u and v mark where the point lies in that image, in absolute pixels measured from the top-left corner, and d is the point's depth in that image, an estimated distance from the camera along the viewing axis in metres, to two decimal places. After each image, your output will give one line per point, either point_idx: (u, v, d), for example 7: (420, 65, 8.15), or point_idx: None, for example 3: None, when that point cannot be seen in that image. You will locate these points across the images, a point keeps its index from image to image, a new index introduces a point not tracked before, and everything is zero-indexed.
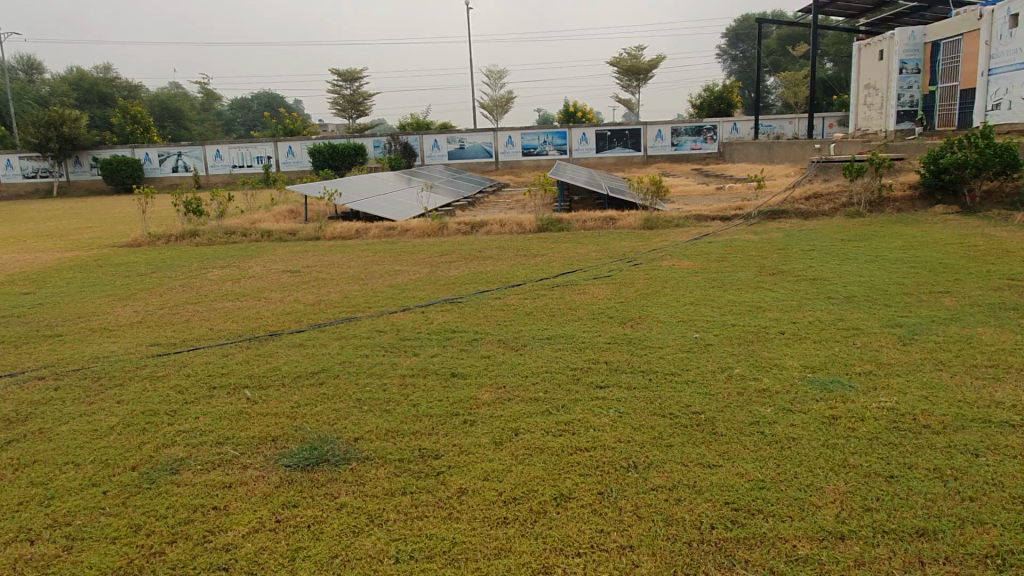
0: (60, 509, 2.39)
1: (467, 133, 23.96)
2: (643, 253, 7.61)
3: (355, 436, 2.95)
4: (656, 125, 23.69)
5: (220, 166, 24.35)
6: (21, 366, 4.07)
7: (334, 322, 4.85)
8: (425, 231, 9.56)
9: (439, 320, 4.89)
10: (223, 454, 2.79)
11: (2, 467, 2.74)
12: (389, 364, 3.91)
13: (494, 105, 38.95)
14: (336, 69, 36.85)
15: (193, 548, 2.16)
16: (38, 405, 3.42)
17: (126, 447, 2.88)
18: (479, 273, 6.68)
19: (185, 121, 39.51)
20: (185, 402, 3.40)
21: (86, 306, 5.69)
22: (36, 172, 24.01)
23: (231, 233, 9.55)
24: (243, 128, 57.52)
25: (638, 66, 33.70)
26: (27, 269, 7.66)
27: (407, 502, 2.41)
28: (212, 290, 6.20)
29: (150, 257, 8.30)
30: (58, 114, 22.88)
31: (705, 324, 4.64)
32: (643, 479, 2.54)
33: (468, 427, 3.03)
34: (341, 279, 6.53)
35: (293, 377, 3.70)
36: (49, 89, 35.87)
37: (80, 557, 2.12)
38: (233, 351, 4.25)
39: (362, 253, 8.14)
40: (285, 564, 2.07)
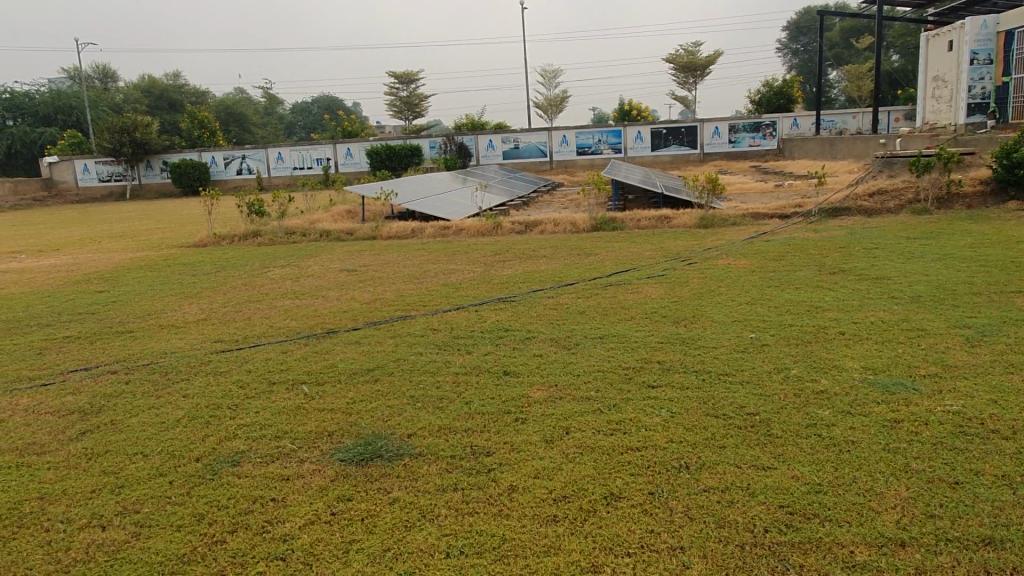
0: (130, 497, 2.51)
1: (521, 133, 24.00)
2: (698, 251, 7.49)
3: (408, 433, 3.00)
4: (713, 122, 23.30)
5: (281, 167, 25.01)
6: (95, 361, 4.28)
7: (389, 321, 4.94)
8: (480, 230, 9.63)
9: (492, 318, 4.92)
10: (282, 447, 2.88)
11: (77, 456, 2.89)
12: (442, 362, 3.95)
13: (549, 104, 38.97)
14: (393, 72, 37.52)
15: (252, 538, 2.24)
16: (110, 398, 3.59)
17: (191, 439, 3.00)
18: (531, 272, 6.68)
19: (249, 125, 40.79)
20: (245, 397, 3.51)
21: (155, 304, 5.93)
22: (111, 176, 25.11)
23: (291, 234, 9.80)
24: (304, 131, 59.06)
25: (695, 62, 33.22)
26: (101, 269, 8.01)
27: (459, 498, 2.44)
28: (272, 289, 6.36)
29: (215, 257, 8.58)
30: (130, 119, 23.86)
31: (761, 324, 4.55)
32: (695, 480, 2.51)
33: (518, 425, 3.05)
34: (396, 278, 6.63)
35: (349, 374, 3.78)
36: (124, 97, 37.54)
37: (147, 543, 2.22)
38: (293, 347, 4.37)
39: (416, 252, 8.24)
40: (340, 556, 2.12)
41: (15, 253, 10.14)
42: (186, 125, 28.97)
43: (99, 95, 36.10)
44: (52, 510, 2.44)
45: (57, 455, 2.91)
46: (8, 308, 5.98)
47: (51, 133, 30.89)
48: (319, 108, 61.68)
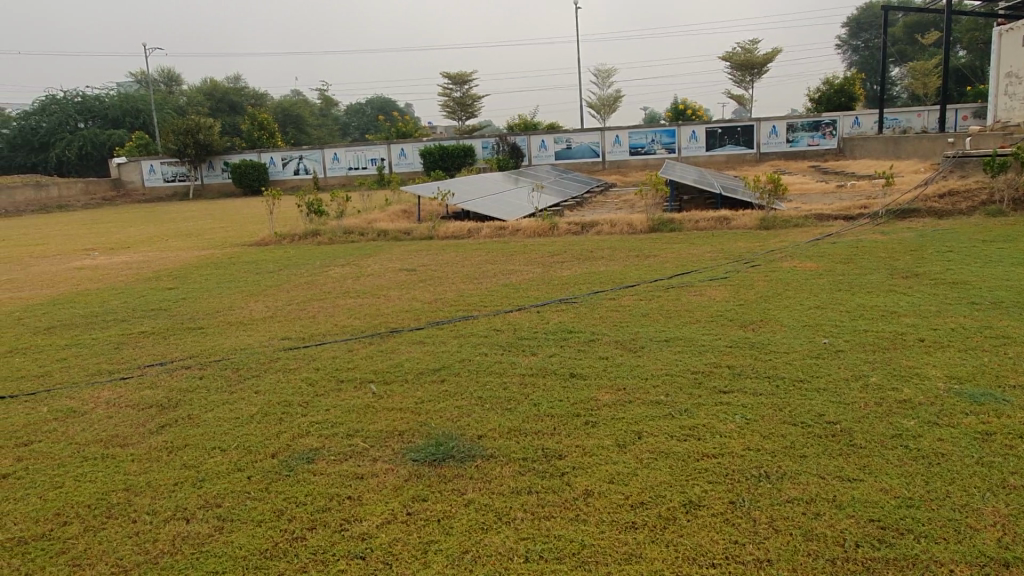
0: (211, 491, 2.56)
1: (575, 133, 23.87)
2: (762, 253, 7.33)
3: (479, 434, 2.98)
4: (770, 121, 22.81)
5: (337, 167, 25.42)
6: (171, 356, 4.41)
7: (450, 320, 4.94)
8: (537, 231, 9.61)
9: (555, 320, 4.89)
10: (353, 446, 2.90)
11: (159, 449, 2.97)
12: (508, 363, 3.93)
13: (601, 104, 38.79)
14: (447, 72, 37.85)
15: (331, 535, 2.25)
16: (186, 392, 3.68)
17: (265, 435, 3.05)
18: (591, 273, 6.63)
19: (306, 126, 41.71)
20: (315, 395, 3.55)
21: (222, 301, 6.07)
22: (175, 176, 25.96)
23: (350, 233, 9.93)
24: (358, 132, 60.19)
25: (753, 60, 32.59)
26: (169, 267, 8.24)
27: (534, 501, 2.42)
28: (334, 288, 6.46)
29: (278, 255, 8.73)
30: (194, 122, 24.52)
31: (833, 328, 4.42)
32: (777, 490, 2.43)
33: (589, 428, 3.01)
34: (456, 278, 6.66)
35: (415, 373, 3.80)
36: (188, 99, 38.89)
37: (230, 538, 2.25)
38: (358, 345, 4.42)
39: (473, 252, 8.27)
40: (419, 556, 2.12)
41: (89, 249, 10.57)
42: (246, 127, 29.73)
43: (165, 98, 37.48)
44: (138, 502, 2.51)
45: (140, 447, 2.99)
46: (86, 303, 6.23)
47: (120, 135, 32.13)
48: (373, 108, 62.68)
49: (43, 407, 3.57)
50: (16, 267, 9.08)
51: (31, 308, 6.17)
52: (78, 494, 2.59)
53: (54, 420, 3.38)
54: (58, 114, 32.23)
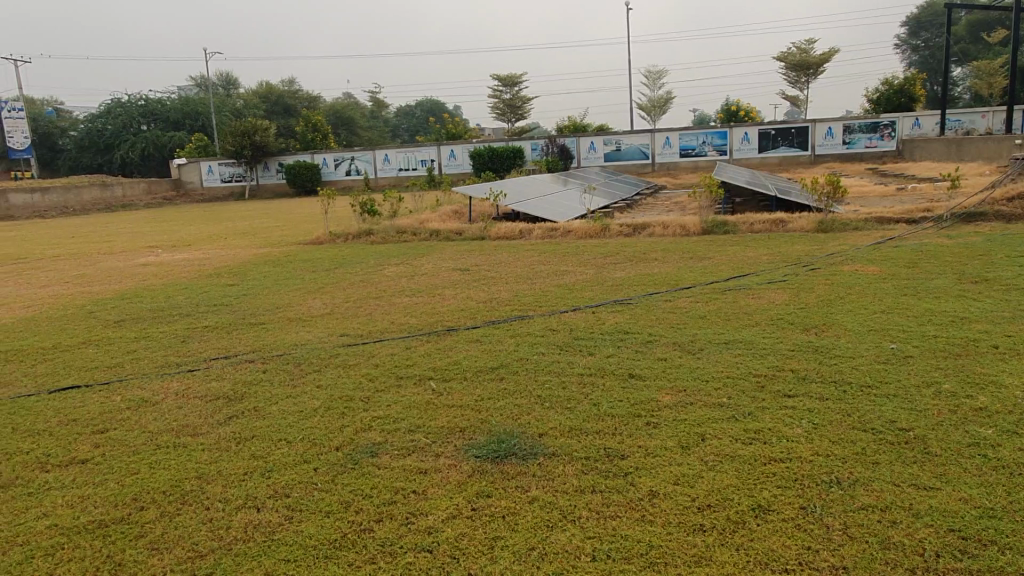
0: (280, 481, 2.61)
1: (624, 134, 23.71)
2: (821, 256, 7.15)
3: (540, 432, 2.98)
4: (826, 123, 22.28)
5: (388, 169, 25.76)
6: (235, 349, 4.52)
7: (506, 320, 4.96)
8: (588, 232, 9.55)
9: (611, 321, 4.85)
10: (416, 441, 2.93)
11: (227, 439, 3.04)
12: (566, 363, 3.92)
13: (652, 105, 38.46)
14: (497, 74, 38.01)
15: (398, 528, 2.28)
16: (251, 385, 3.78)
17: (329, 428, 3.10)
18: (646, 275, 6.57)
19: (357, 128, 42.37)
20: (376, 391, 3.60)
21: (281, 298, 6.21)
22: (232, 177, 26.66)
23: (402, 233, 10.05)
24: (408, 134, 60.96)
25: (808, 60, 31.88)
26: (229, 264, 8.47)
27: (599, 501, 2.40)
28: (389, 286, 6.54)
29: (333, 254, 8.89)
30: (251, 124, 25.18)
31: (901, 334, 4.28)
32: (849, 496, 2.37)
33: (651, 429, 2.98)
34: (509, 278, 6.66)
35: (474, 371, 3.82)
36: (245, 102, 39.92)
37: (299, 527, 2.30)
38: (416, 343, 4.46)
39: (526, 253, 8.27)
40: (486, 552, 2.13)
41: (153, 247, 10.92)
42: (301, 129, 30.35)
43: (223, 101, 38.55)
44: (210, 490, 2.58)
45: (209, 437, 3.07)
46: (152, 298, 6.44)
47: (181, 137, 33.14)
48: (423, 111, 63.35)
49: (116, 397, 3.70)
50: (86, 262, 9.45)
51: (101, 302, 6.41)
52: (154, 480, 2.67)
53: (128, 409, 3.50)
54: (122, 117, 33.52)
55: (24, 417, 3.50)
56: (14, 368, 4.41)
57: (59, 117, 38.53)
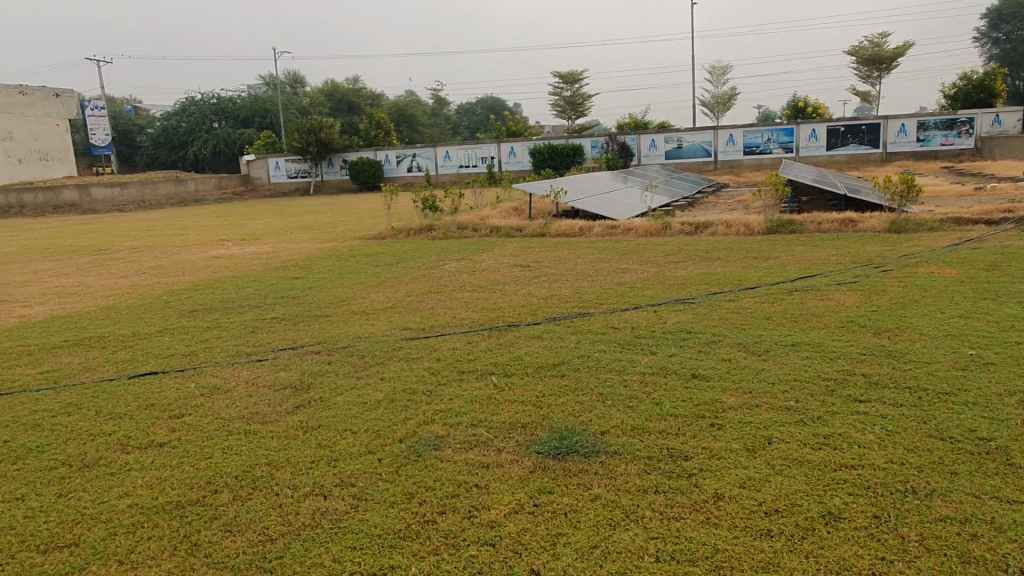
0: (345, 470, 2.67)
1: (686, 131, 23.33)
2: (894, 258, 6.90)
3: (602, 430, 2.96)
4: (899, 119, 21.46)
5: (448, 166, 25.99)
6: (301, 340, 4.65)
7: (567, 317, 4.95)
8: (649, 231, 9.45)
9: (673, 320, 4.79)
10: (478, 435, 2.95)
11: (295, 427, 3.13)
12: (628, 361, 3.89)
13: (715, 102, 37.77)
14: (558, 71, 37.95)
15: (460, 521, 2.30)
16: (317, 375, 3.87)
17: (393, 420, 3.15)
18: (708, 274, 6.45)
19: (418, 125, 42.89)
20: (439, 384, 3.64)
21: (346, 291, 6.34)
22: (298, 173, 27.35)
23: (463, 229, 10.13)
24: (468, 131, 61.45)
25: (881, 55, 30.77)
26: (295, 257, 8.69)
27: (662, 501, 2.37)
28: (450, 282, 6.60)
29: (395, 249, 9.02)
30: (316, 121, 25.91)
31: (981, 339, 4.09)
32: (926, 507, 2.28)
33: (715, 431, 2.93)
34: (570, 275, 6.65)
35: (535, 368, 3.82)
36: (311, 100, 40.89)
37: (365, 516, 2.34)
38: (478, 338, 4.50)
39: (586, 251, 8.23)
40: (548, 548, 2.13)
41: (224, 240, 11.30)
42: (364, 126, 30.90)
43: (290, 99, 39.59)
44: (279, 476, 2.65)
45: (277, 425, 3.17)
46: (223, 289, 6.66)
47: (250, 134, 34.15)
48: (483, 108, 63.72)
49: (191, 383, 3.85)
50: (162, 254, 9.85)
51: (176, 292, 6.67)
52: (226, 465, 2.77)
53: (202, 396, 3.64)
54: (196, 116, 34.94)
55: (106, 400, 3.68)
56: (97, 354, 4.64)
57: (137, 115, 40.26)
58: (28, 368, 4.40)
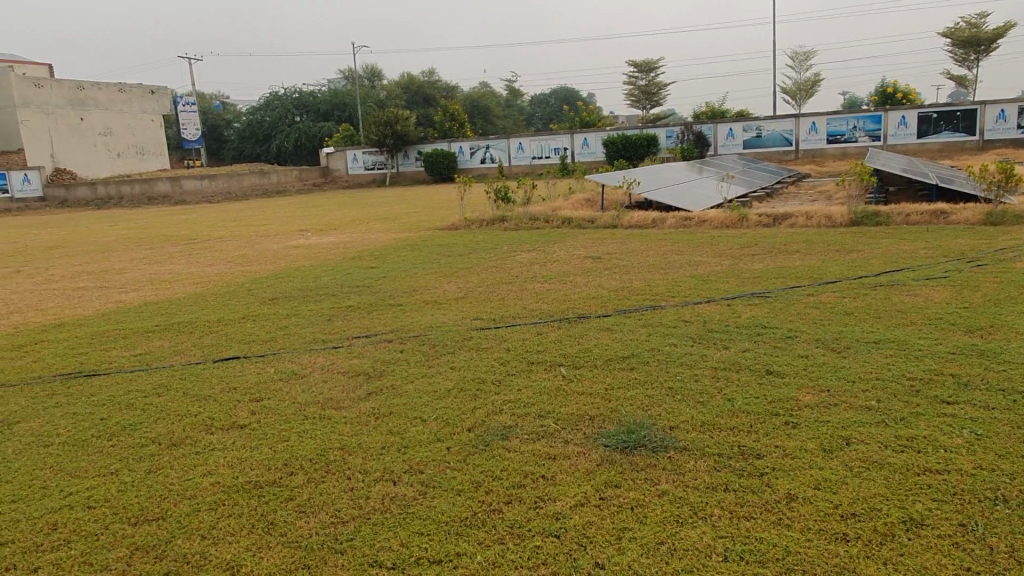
0: (415, 457, 2.72)
1: (766, 120, 22.62)
2: (989, 252, 6.50)
3: (671, 424, 2.92)
4: (998, 104, 20.18)
5: (522, 157, 26.03)
6: (374, 328, 4.76)
7: (637, 309, 4.89)
8: (725, 222, 9.22)
9: (748, 314, 4.67)
10: (546, 426, 2.96)
11: (367, 414, 3.21)
12: (699, 355, 3.82)
13: (798, 89, 36.47)
14: (633, 60, 37.47)
15: (526, 511, 2.31)
16: (389, 363, 3.97)
17: (462, 409, 3.19)
18: (787, 268, 6.24)
19: (492, 117, 43.11)
20: (507, 374, 3.67)
21: (419, 281, 6.45)
22: (375, 165, 27.94)
23: (535, 220, 10.13)
24: (542, 122, 61.39)
25: (979, 36, 28.99)
26: (371, 247, 8.90)
27: (732, 499, 2.32)
28: (521, 272, 6.62)
29: (467, 240, 9.11)
30: (393, 114, 26.40)
31: None
32: (1019, 517, 2.14)
33: (790, 429, 2.84)
34: (643, 267, 6.56)
35: (604, 360, 3.79)
36: (388, 93, 41.68)
37: (432, 503, 2.38)
38: (547, 329, 4.50)
39: (659, 242, 8.10)
40: (613, 542, 2.12)
41: (304, 230, 11.66)
42: (439, 118, 31.29)
43: (368, 93, 40.47)
44: (352, 461, 2.73)
45: (351, 411, 3.26)
46: (301, 278, 6.88)
47: (329, 127, 35.12)
48: (557, 99, 63.51)
49: (271, 368, 4.01)
50: (246, 244, 10.26)
51: (259, 280, 6.93)
52: (302, 448, 2.87)
53: (280, 380, 3.79)
54: (279, 110, 36.19)
55: (194, 382, 3.87)
56: (186, 338, 4.88)
57: (225, 110, 42.06)
58: (123, 351, 4.67)
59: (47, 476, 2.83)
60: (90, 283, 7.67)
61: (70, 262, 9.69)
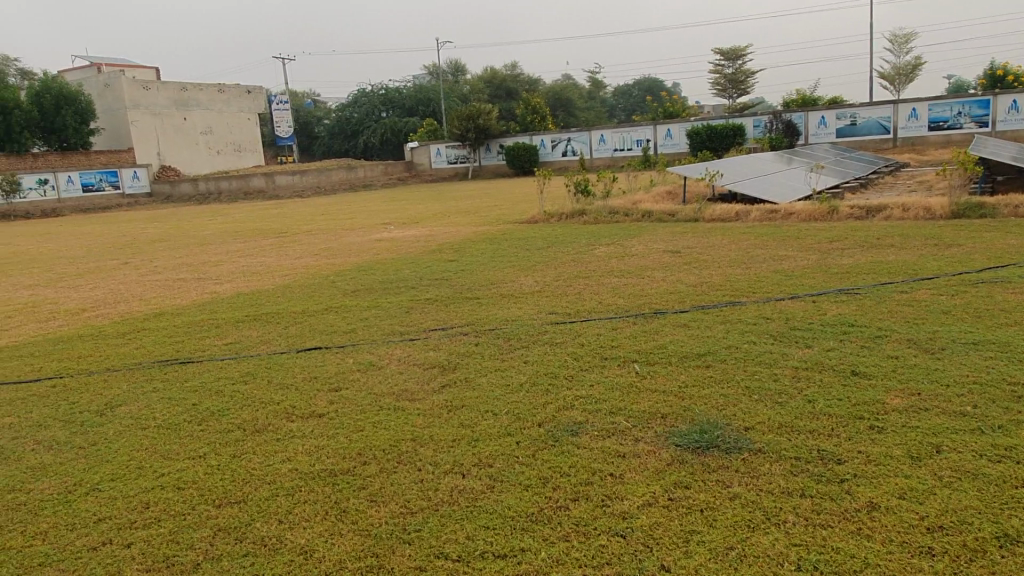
0: (485, 451, 2.75)
1: (861, 107, 21.56)
2: None
3: (746, 425, 2.84)
4: None
5: (603, 149, 25.79)
6: (450, 321, 4.83)
7: (716, 305, 4.77)
8: (813, 215, 8.86)
9: (834, 311, 4.47)
10: (617, 424, 2.92)
11: (441, 406, 3.26)
12: (780, 354, 3.68)
13: (897, 74, 34.61)
14: (720, 48, 36.55)
15: (593, 509, 2.29)
16: (463, 356, 4.01)
17: (533, 404, 3.20)
18: (878, 263, 5.93)
19: (575, 109, 42.89)
20: (580, 369, 3.65)
21: (496, 274, 6.48)
22: (458, 159, 28.26)
23: (615, 213, 10.02)
24: (625, 113, 60.66)
25: None
26: (450, 241, 9.01)
27: (809, 506, 2.23)
28: (599, 267, 6.56)
29: (545, 234, 9.10)
30: (475, 108, 26.66)
31: None
32: None
33: (875, 435, 2.70)
34: (724, 262, 6.38)
35: (679, 357, 3.71)
36: (471, 88, 42.12)
37: (500, 497, 2.40)
38: (623, 324, 4.45)
39: (743, 236, 7.86)
40: (680, 545, 2.08)
41: (388, 224, 11.94)
42: (521, 112, 31.37)
43: (452, 88, 41.02)
44: (423, 452, 2.78)
45: (424, 403, 3.32)
46: (382, 271, 7.04)
47: (414, 122, 35.77)
48: (641, 90, 62.59)
49: (351, 359, 4.13)
50: (333, 237, 10.58)
51: (343, 273, 7.14)
52: (376, 439, 2.94)
53: (358, 371, 3.89)
54: (367, 107, 37.27)
55: (279, 371, 4.04)
56: (272, 328, 5.08)
57: (315, 108, 43.53)
58: (216, 339, 4.91)
59: (143, 457, 3.01)
60: (189, 275, 8.09)
61: (172, 255, 10.27)
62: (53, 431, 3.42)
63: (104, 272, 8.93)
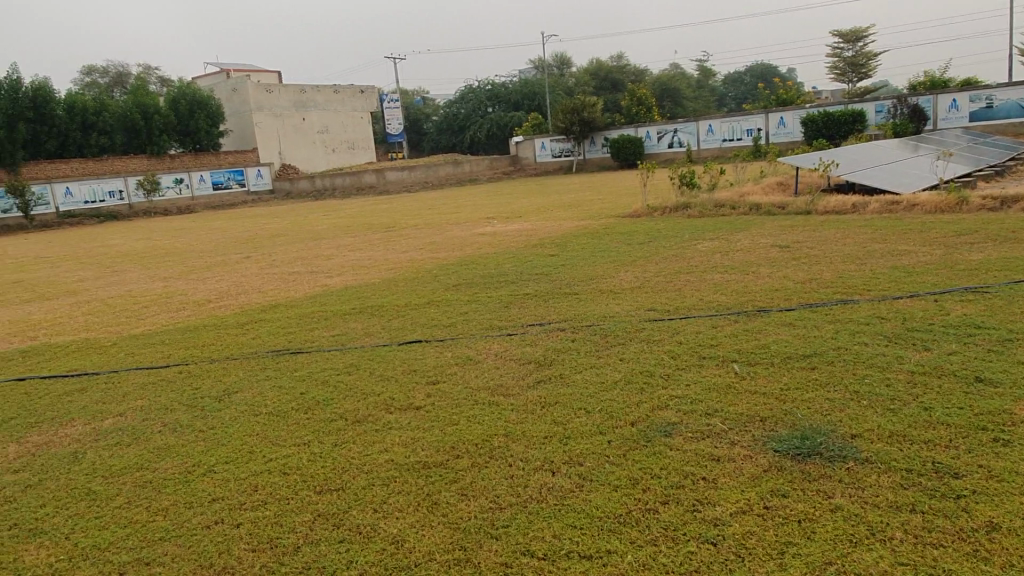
0: (575, 449, 2.74)
1: (998, 88, 19.83)
2: None
3: (853, 432, 2.68)
4: None
5: (711, 139, 25.04)
6: (548, 317, 4.83)
7: (826, 304, 4.53)
8: (939, 206, 8.24)
9: (959, 312, 4.15)
10: (713, 425, 2.84)
11: (534, 402, 3.27)
12: (894, 357, 3.46)
13: None
14: (839, 30, 34.71)
15: (683, 513, 2.24)
16: (559, 352, 4.01)
17: (627, 402, 3.15)
18: (1014, 259, 5.43)
19: (682, 98, 41.84)
20: (676, 368, 3.56)
21: (595, 270, 6.42)
22: (562, 153, 28.38)
23: (721, 206, 9.71)
24: (735, 101, 58.63)
25: None
26: (551, 235, 9.03)
27: (919, 522, 2.09)
28: (702, 262, 6.38)
29: (647, 228, 8.94)
30: (580, 101, 26.45)
31: None
32: None
33: (999, 449, 2.48)
34: (836, 257, 6.04)
35: (783, 358, 3.56)
36: (576, 80, 41.93)
37: (588, 496, 2.39)
38: (723, 322, 4.30)
39: (859, 229, 7.42)
40: (774, 556, 2.00)
41: (491, 218, 12.09)
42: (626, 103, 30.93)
43: (557, 81, 40.99)
44: (515, 448, 2.80)
45: (519, 398, 3.34)
46: (483, 265, 7.14)
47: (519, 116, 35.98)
48: (753, 77, 60.27)
49: (449, 352, 4.22)
50: (438, 232, 10.83)
51: (445, 267, 7.28)
52: (469, 433, 2.99)
53: (456, 365, 3.97)
54: (473, 102, 37.92)
55: (381, 363, 4.18)
56: (377, 321, 5.26)
57: (424, 104, 44.65)
58: (324, 331, 5.15)
59: (254, 442, 3.20)
60: (303, 269, 8.50)
61: (290, 249, 10.81)
62: (177, 414, 3.68)
63: (228, 266, 9.53)
